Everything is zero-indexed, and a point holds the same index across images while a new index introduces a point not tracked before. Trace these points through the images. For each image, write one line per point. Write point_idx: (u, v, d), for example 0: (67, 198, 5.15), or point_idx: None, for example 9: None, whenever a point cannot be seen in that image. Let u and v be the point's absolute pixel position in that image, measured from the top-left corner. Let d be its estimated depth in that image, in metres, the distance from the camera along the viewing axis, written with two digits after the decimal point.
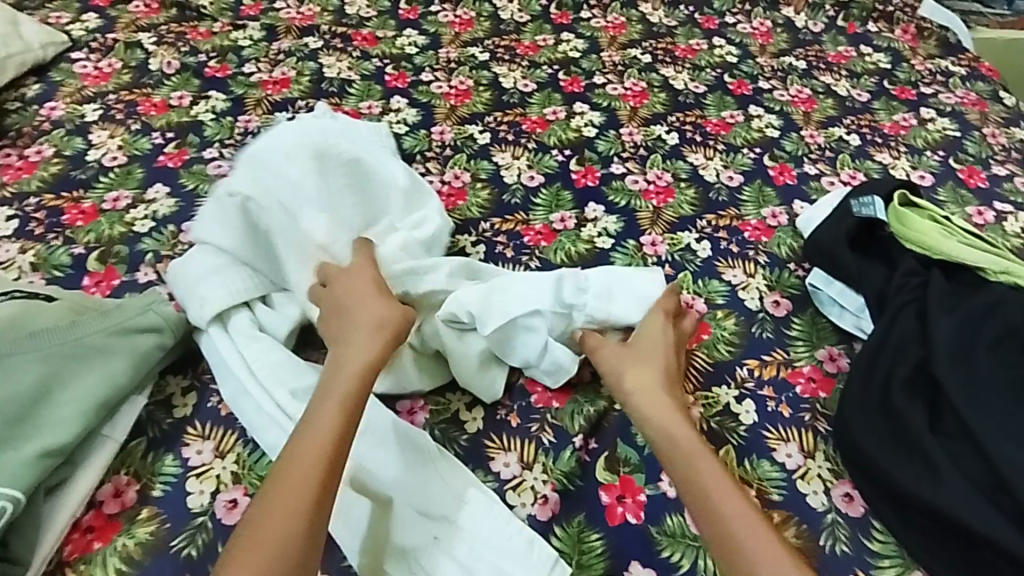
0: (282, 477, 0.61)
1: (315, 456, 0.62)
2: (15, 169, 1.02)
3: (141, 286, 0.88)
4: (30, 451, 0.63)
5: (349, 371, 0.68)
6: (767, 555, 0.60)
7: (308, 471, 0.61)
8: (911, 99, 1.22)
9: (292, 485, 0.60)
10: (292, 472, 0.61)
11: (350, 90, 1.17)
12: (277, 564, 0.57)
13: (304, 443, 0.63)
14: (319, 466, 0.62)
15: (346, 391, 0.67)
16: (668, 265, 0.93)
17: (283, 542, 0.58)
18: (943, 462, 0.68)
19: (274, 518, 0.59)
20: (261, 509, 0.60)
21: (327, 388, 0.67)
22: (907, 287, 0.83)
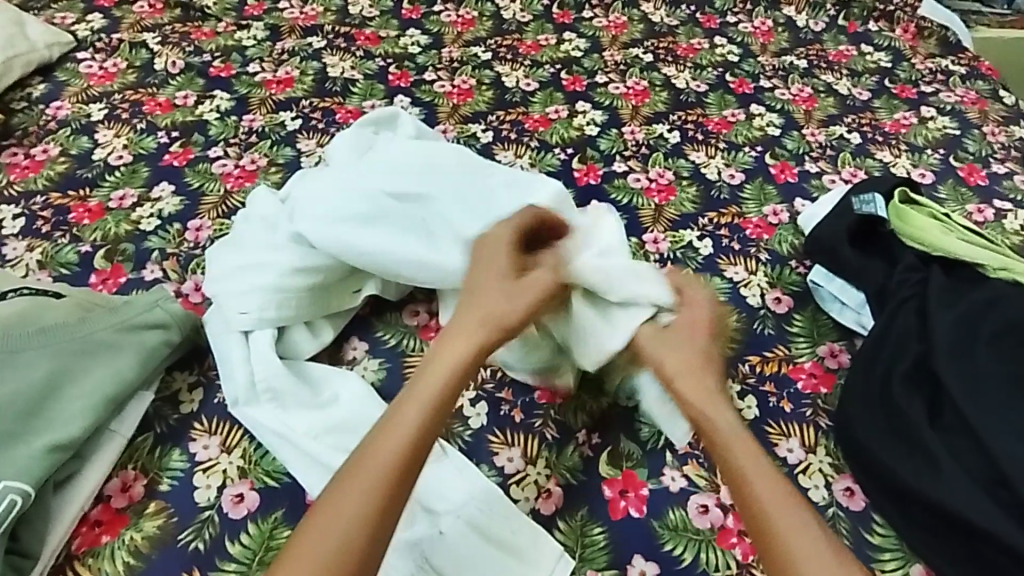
0: (368, 455, 0.63)
1: (390, 456, 0.63)
2: (22, 168, 1.02)
3: (147, 283, 0.89)
4: (40, 445, 0.64)
5: (446, 369, 0.68)
6: (795, 530, 0.61)
7: (387, 454, 0.63)
8: (911, 98, 1.22)
9: (366, 483, 0.61)
10: (376, 453, 0.63)
11: (353, 89, 1.18)
12: (340, 543, 0.58)
13: (381, 441, 0.63)
14: (401, 448, 0.63)
15: (448, 373, 0.68)
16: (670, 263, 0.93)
17: (345, 522, 0.59)
18: (944, 456, 0.69)
19: (341, 512, 0.60)
20: (331, 497, 0.61)
21: (419, 387, 0.67)
22: (908, 283, 0.83)
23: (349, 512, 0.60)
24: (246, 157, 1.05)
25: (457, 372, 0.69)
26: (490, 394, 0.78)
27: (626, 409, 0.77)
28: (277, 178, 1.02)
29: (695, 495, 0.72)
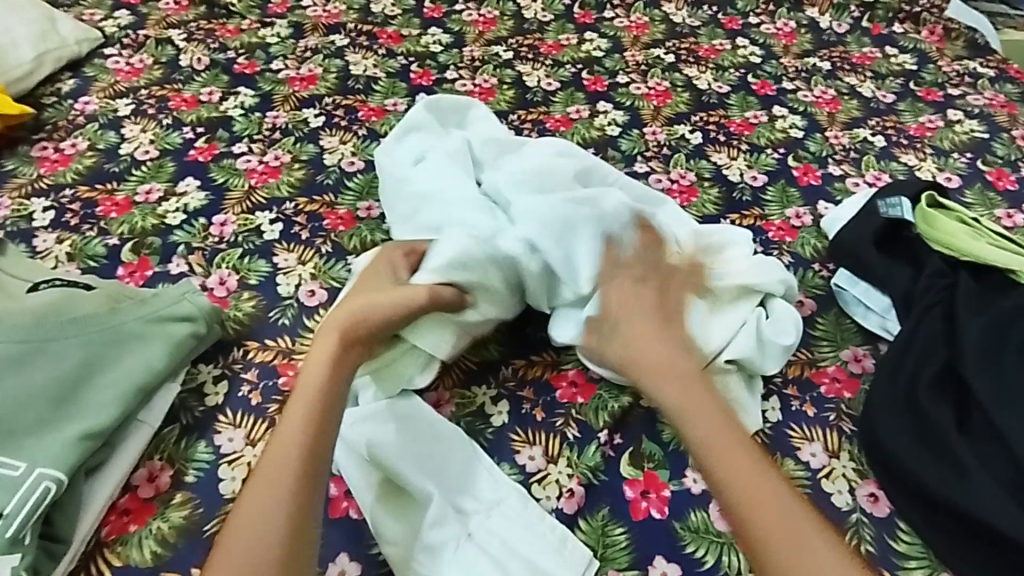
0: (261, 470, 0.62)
1: (288, 466, 0.62)
2: (51, 162, 1.04)
3: (173, 277, 0.90)
4: (72, 434, 0.65)
5: (317, 377, 0.68)
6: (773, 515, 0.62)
7: (283, 465, 0.62)
8: (937, 101, 1.21)
9: (270, 494, 0.61)
10: (266, 468, 0.62)
11: (376, 87, 1.19)
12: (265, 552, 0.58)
13: (277, 456, 0.63)
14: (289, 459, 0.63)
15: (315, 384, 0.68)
16: None
17: (262, 535, 0.59)
18: (971, 462, 0.68)
19: (256, 522, 0.59)
20: (240, 516, 0.60)
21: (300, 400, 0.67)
22: (934, 288, 0.82)
23: (262, 524, 0.59)
24: (270, 153, 1.06)
25: (329, 376, 0.69)
26: (512, 392, 0.78)
27: (648, 409, 0.77)
28: (300, 175, 1.03)
29: None
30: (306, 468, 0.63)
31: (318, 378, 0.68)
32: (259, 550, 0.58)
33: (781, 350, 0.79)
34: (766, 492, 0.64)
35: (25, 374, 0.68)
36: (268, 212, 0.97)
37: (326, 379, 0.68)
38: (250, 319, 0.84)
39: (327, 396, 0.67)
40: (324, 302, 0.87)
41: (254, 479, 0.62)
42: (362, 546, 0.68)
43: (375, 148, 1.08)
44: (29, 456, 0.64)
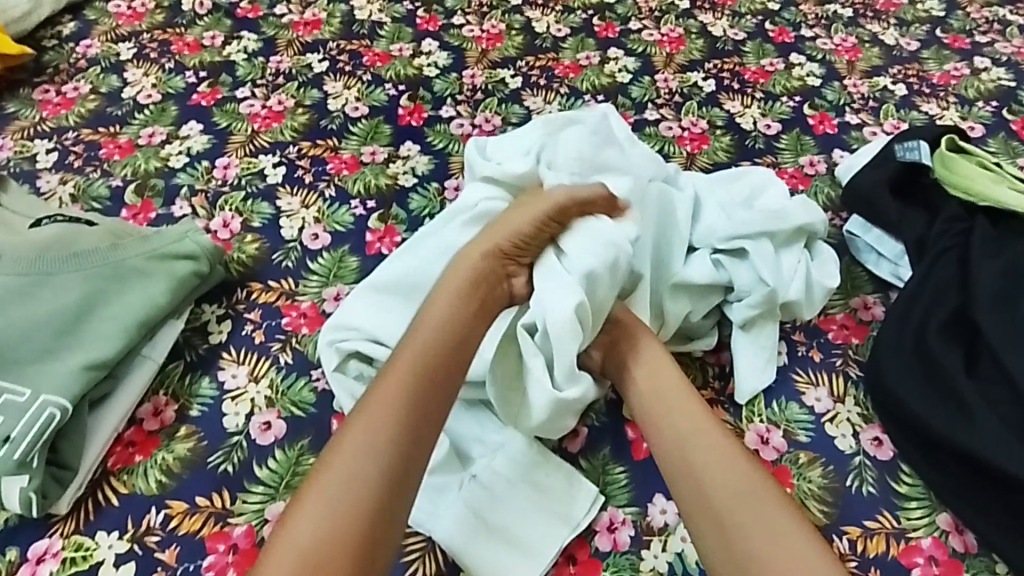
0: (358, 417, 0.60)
1: (384, 420, 0.60)
2: (54, 104, 1.03)
3: (177, 219, 0.89)
4: (77, 364, 0.66)
5: (435, 320, 0.67)
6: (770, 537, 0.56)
7: (383, 411, 0.60)
8: (964, 48, 1.17)
9: (369, 436, 0.59)
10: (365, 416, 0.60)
11: (381, 32, 1.16)
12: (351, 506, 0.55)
13: (358, 420, 0.60)
14: (392, 408, 0.60)
15: (434, 338, 0.66)
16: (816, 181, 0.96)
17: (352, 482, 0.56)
18: (978, 404, 0.67)
19: (351, 470, 0.57)
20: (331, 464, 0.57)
21: (395, 361, 0.64)
22: (949, 233, 0.80)
23: (347, 469, 0.57)
24: (274, 98, 1.05)
25: (434, 331, 0.66)
26: None
27: None
28: (304, 120, 1.02)
29: None
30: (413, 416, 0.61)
31: (436, 323, 0.67)
32: (340, 499, 0.55)
33: (824, 293, 0.79)
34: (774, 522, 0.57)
35: (28, 306, 0.68)
36: (271, 156, 0.96)
37: (445, 327, 0.67)
38: (254, 260, 0.84)
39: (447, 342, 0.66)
40: (328, 245, 0.86)
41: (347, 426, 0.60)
42: None
43: (380, 94, 1.06)
44: (34, 384, 0.65)
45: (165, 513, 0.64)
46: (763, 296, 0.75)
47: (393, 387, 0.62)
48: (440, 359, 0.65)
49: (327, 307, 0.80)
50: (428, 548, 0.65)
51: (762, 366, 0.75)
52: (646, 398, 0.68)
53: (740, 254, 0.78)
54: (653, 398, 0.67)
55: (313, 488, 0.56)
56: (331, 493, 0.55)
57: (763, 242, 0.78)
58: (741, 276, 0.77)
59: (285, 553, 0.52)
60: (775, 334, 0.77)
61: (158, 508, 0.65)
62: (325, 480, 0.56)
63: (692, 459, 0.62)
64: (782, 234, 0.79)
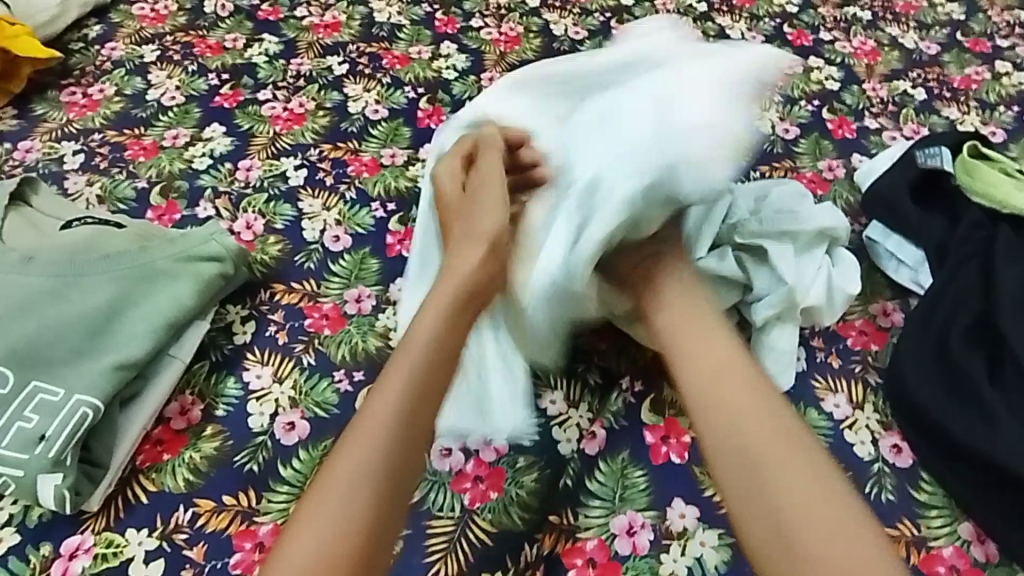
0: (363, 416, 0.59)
1: (387, 421, 0.59)
2: (80, 106, 1.05)
3: (201, 221, 0.91)
4: (108, 364, 0.67)
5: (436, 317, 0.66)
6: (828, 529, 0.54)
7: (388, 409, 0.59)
8: (984, 52, 1.16)
9: (374, 436, 0.58)
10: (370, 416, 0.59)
11: (400, 35, 1.17)
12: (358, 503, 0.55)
13: (364, 420, 0.59)
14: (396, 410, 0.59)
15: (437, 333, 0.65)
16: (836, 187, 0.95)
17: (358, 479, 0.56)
18: (1001, 411, 0.67)
19: (357, 468, 0.56)
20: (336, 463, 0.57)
21: (394, 362, 0.63)
22: (971, 239, 0.80)
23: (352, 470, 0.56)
24: (295, 100, 1.06)
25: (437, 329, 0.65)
26: None
27: None
28: (325, 122, 1.03)
29: None
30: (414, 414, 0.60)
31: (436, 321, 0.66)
32: (345, 498, 0.55)
33: (845, 298, 0.79)
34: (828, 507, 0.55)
35: (60, 306, 0.70)
36: (293, 158, 0.98)
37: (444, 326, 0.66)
38: (277, 261, 0.85)
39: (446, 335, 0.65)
40: (350, 247, 0.87)
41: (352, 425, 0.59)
42: None
43: (400, 96, 1.07)
44: (67, 383, 0.66)
45: (193, 511, 0.66)
46: (784, 296, 0.76)
47: (393, 386, 0.61)
48: (441, 371, 0.63)
49: (349, 308, 0.81)
50: (449, 551, 0.65)
51: (781, 370, 0.76)
52: (691, 382, 0.65)
53: (761, 254, 0.79)
54: (704, 374, 0.64)
55: (312, 501, 0.55)
56: (339, 493, 0.55)
57: (784, 244, 0.79)
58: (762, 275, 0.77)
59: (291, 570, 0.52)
60: (795, 339, 0.77)
61: (186, 506, 0.66)
62: (325, 494, 0.55)
63: (744, 442, 0.60)
64: (802, 237, 0.79)
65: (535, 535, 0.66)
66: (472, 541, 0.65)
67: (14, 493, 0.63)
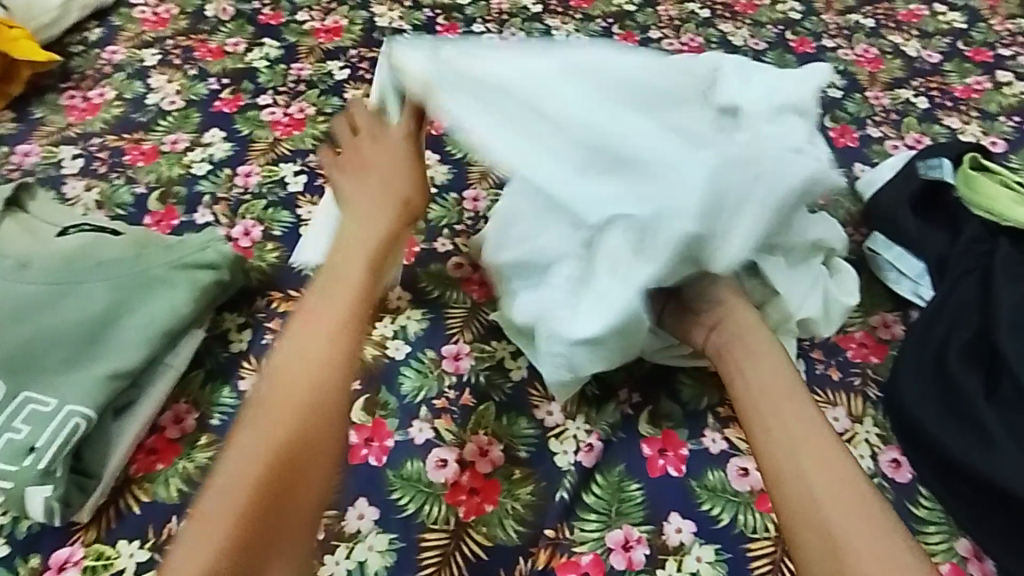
0: (281, 374, 0.61)
1: (308, 379, 0.61)
2: (80, 110, 1.05)
3: (199, 227, 0.91)
4: (101, 372, 0.67)
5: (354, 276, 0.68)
6: (865, 537, 0.54)
7: (309, 372, 0.61)
8: (987, 61, 1.15)
9: (291, 398, 0.60)
10: (290, 374, 0.61)
11: (401, 40, 1.17)
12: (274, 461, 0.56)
13: (280, 378, 0.61)
14: (317, 372, 0.61)
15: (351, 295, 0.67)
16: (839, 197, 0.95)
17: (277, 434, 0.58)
18: (998, 431, 0.66)
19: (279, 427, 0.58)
20: (254, 422, 0.59)
21: (306, 323, 0.64)
22: (971, 253, 0.79)
23: (275, 427, 0.58)
24: (295, 106, 1.05)
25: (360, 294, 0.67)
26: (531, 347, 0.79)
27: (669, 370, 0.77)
28: (324, 128, 1.02)
29: (734, 459, 0.71)
30: (335, 375, 0.62)
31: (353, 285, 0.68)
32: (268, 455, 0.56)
33: (843, 310, 0.79)
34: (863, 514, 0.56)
35: (55, 314, 0.70)
36: (292, 164, 0.97)
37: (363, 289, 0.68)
38: (274, 268, 0.85)
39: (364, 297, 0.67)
40: None
41: (271, 383, 0.61)
42: (382, 492, 0.68)
43: None
44: (59, 393, 0.66)
45: (185, 522, 0.65)
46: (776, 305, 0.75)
47: (314, 345, 0.63)
48: (349, 331, 0.64)
49: None
50: (442, 563, 0.65)
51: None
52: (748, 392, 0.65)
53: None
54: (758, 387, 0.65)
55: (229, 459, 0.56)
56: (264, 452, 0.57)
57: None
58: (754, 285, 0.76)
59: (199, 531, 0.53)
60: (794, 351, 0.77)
61: (179, 516, 0.66)
62: (232, 454, 0.57)
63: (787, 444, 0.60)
64: None
65: (529, 550, 0.65)
66: (466, 555, 0.65)
67: (4, 503, 0.63)
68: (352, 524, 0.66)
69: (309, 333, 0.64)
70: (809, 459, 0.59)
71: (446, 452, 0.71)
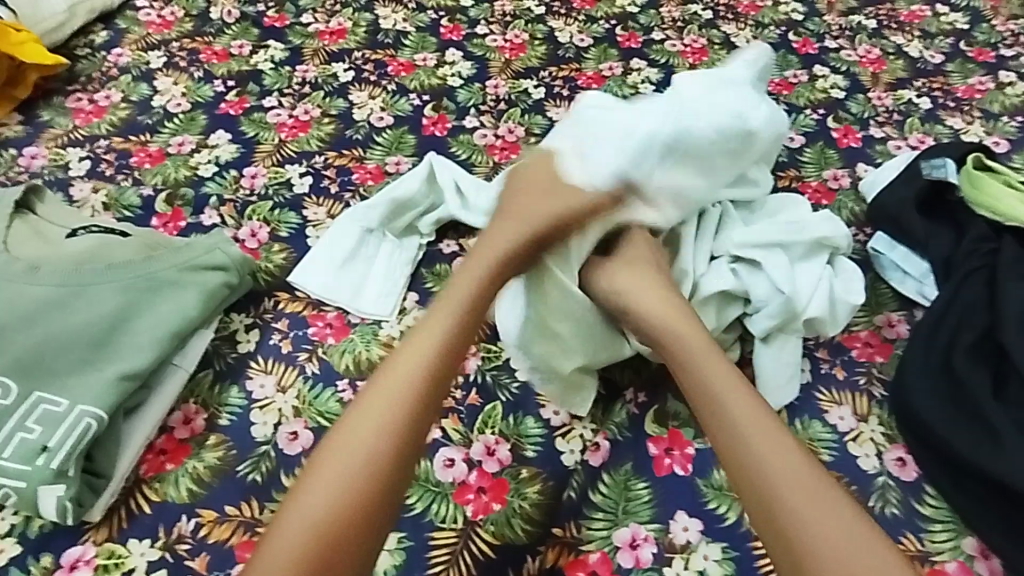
0: (361, 415, 0.61)
1: (391, 421, 0.61)
2: (86, 113, 1.05)
3: (206, 228, 0.91)
4: (112, 374, 0.68)
5: (451, 315, 0.68)
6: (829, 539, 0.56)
7: (388, 416, 0.61)
8: (989, 61, 1.16)
9: (373, 442, 0.59)
10: (373, 416, 0.61)
11: (406, 41, 1.17)
12: (350, 507, 0.57)
13: (368, 418, 0.61)
14: (395, 417, 0.61)
15: (441, 339, 0.66)
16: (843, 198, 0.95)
17: (353, 476, 0.58)
18: (1006, 428, 0.67)
19: (355, 466, 0.58)
20: (331, 459, 0.59)
21: (397, 362, 0.64)
22: (976, 252, 0.80)
23: (354, 470, 0.58)
24: (300, 107, 1.06)
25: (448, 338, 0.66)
26: None
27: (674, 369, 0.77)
28: (330, 129, 1.03)
29: None
30: (417, 423, 0.61)
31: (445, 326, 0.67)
32: (342, 498, 0.57)
33: (848, 310, 0.79)
34: (828, 517, 0.57)
35: (66, 316, 0.70)
36: (298, 165, 0.98)
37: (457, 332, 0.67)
38: (281, 270, 0.85)
39: (458, 341, 0.67)
40: None
41: (353, 418, 0.61)
42: None
43: (405, 103, 1.07)
44: (71, 394, 0.67)
45: (196, 522, 0.66)
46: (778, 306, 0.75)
47: (394, 388, 0.62)
48: (439, 368, 0.65)
49: (353, 317, 0.81)
50: (451, 562, 0.65)
51: (782, 382, 0.75)
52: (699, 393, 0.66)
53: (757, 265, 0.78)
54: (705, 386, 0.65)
55: (303, 495, 0.57)
56: (339, 492, 0.57)
57: (780, 253, 0.78)
58: (757, 286, 0.76)
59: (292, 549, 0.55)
60: (798, 350, 0.77)
61: (189, 516, 0.66)
62: (317, 480, 0.58)
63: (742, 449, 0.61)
64: (798, 247, 0.79)
65: (538, 548, 0.66)
66: (475, 554, 0.65)
67: (16, 504, 0.64)
68: None
69: (395, 372, 0.63)
70: (743, 442, 0.61)
71: (455, 451, 0.71)
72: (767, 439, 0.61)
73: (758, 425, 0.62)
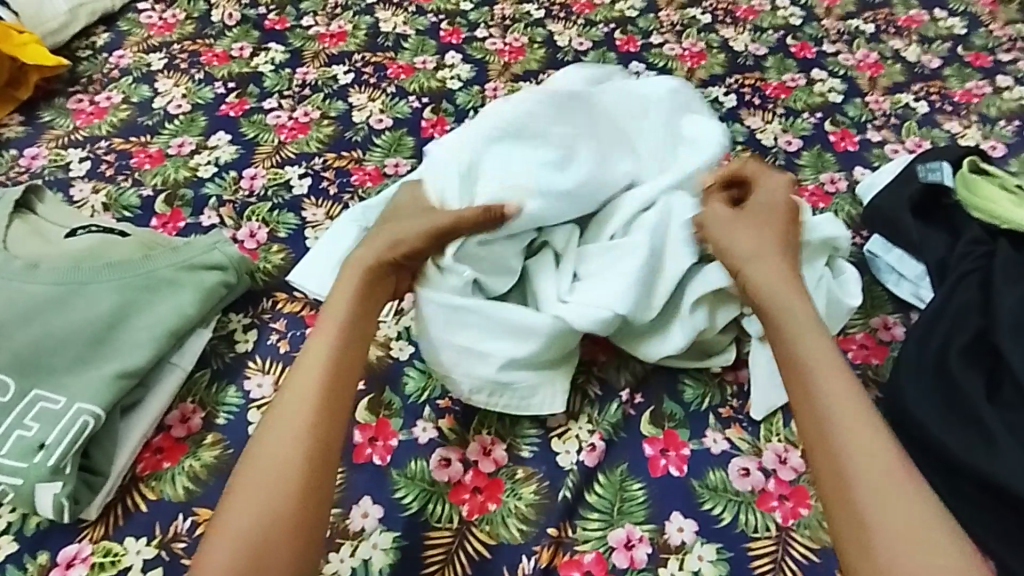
0: (273, 418, 0.62)
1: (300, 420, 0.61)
2: (87, 114, 1.06)
3: (205, 229, 0.91)
4: (109, 372, 0.68)
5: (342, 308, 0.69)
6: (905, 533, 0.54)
7: (298, 416, 0.61)
8: (986, 66, 1.16)
9: (288, 443, 0.60)
10: (281, 419, 0.62)
11: (405, 45, 1.18)
12: (273, 508, 0.57)
13: (281, 418, 0.62)
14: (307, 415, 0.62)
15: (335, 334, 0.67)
16: (840, 201, 0.95)
17: (274, 479, 0.59)
18: (1000, 431, 0.67)
19: (275, 467, 0.59)
20: (252, 464, 0.60)
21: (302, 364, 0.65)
22: (971, 256, 0.80)
23: (269, 472, 0.59)
24: (300, 109, 1.07)
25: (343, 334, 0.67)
26: None
27: (670, 370, 0.77)
28: (329, 131, 1.03)
29: (736, 458, 0.72)
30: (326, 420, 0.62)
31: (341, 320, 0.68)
32: (263, 504, 0.57)
33: (845, 311, 0.79)
34: (910, 509, 0.55)
35: (64, 314, 0.71)
36: (297, 166, 0.98)
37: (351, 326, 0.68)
38: (279, 270, 0.85)
39: (353, 337, 0.68)
40: None
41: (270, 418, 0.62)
42: (386, 491, 0.69)
43: (404, 106, 1.08)
44: (68, 392, 0.67)
45: (192, 520, 0.66)
46: None
47: (300, 390, 0.63)
48: (339, 359, 0.66)
49: None
50: (446, 561, 0.65)
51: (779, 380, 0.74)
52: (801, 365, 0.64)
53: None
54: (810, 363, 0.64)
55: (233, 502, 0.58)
56: (264, 494, 0.58)
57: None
58: None
59: (224, 550, 0.56)
60: None
61: (185, 514, 0.66)
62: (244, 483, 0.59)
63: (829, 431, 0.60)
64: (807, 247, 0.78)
65: (532, 548, 0.66)
66: (469, 553, 0.66)
67: (13, 501, 0.64)
68: (356, 522, 0.67)
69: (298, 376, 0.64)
70: (835, 420, 0.60)
71: (450, 451, 0.72)
72: (862, 416, 0.60)
73: (856, 411, 0.60)
